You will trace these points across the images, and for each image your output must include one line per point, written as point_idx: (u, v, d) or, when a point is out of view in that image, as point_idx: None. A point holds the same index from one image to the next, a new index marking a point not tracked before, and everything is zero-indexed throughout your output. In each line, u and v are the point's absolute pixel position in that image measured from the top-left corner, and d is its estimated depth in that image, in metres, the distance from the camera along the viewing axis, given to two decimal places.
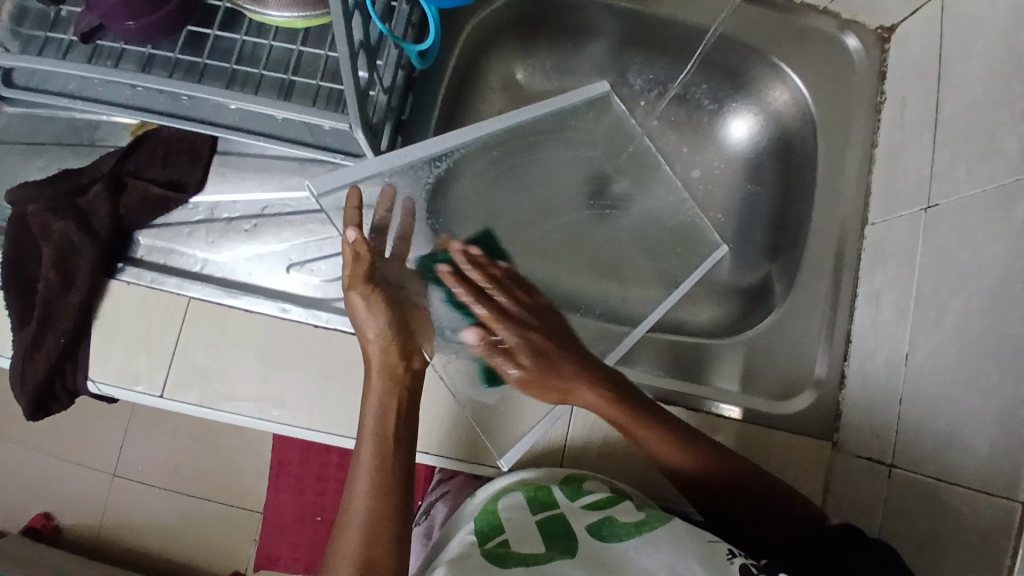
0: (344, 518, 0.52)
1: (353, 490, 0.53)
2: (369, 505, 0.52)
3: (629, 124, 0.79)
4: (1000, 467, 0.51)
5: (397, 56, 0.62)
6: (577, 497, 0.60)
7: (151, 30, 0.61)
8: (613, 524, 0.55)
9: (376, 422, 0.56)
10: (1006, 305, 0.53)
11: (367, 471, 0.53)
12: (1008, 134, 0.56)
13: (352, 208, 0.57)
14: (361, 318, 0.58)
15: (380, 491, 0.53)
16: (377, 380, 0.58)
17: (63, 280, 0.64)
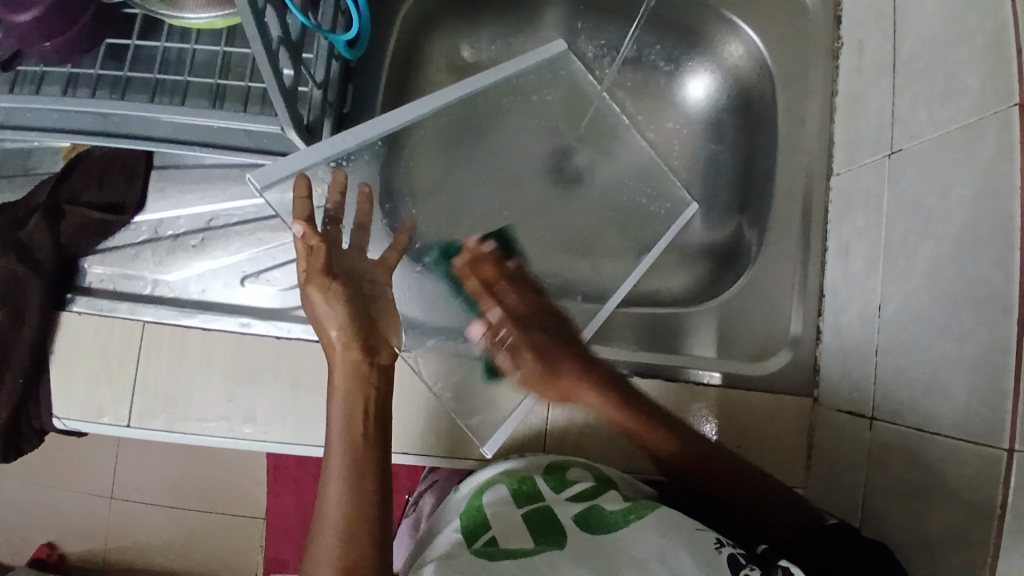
0: (319, 523, 0.51)
1: (326, 492, 0.52)
2: (344, 510, 0.51)
3: (585, 82, 0.75)
4: (980, 416, 0.50)
5: (326, 48, 0.59)
6: (562, 488, 0.60)
7: (70, 48, 0.58)
8: (600, 515, 0.54)
9: (344, 420, 0.54)
10: (975, 249, 0.51)
11: (339, 470, 0.52)
12: (968, 70, 0.53)
13: (301, 199, 0.51)
14: (319, 313, 0.55)
15: (353, 493, 0.51)
16: (340, 379, 0.55)
17: (14, 318, 0.61)
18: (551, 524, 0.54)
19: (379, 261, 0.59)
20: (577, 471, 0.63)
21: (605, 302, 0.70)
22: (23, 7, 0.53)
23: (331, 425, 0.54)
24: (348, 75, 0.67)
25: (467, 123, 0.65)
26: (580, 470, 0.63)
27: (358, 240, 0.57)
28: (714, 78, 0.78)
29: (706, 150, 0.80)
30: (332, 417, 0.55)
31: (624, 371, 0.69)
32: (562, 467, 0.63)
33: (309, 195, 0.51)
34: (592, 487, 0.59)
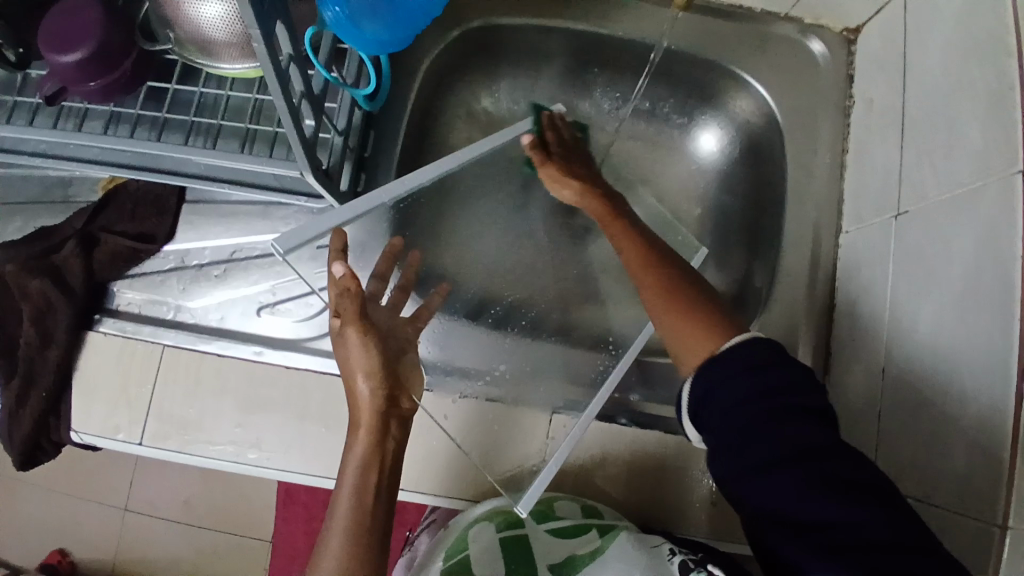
0: (315, 570, 0.52)
1: (326, 546, 0.53)
2: (341, 565, 0.51)
3: (588, 141, 0.78)
4: (977, 487, 0.49)
5: (349, 98, 0.62)
6: (543, 520, 0.70)
7: (111, 91, 0.62)
8: (575, 560, 0.68)
9: (357, 480, 0.55)
10: (975, 318, 0.51)
11: (345, 523, 0.53)
12: (971, 138, 0.54)
13: (335, 250, 0.55)
14: (348, 355, 0.55)
15: (356, 551, 0.52)
16: (366, 419, 0.56)
17: (41, 339, 0.65)
18: (525, 560, 0.68)
19: (411, 318, 0.63)
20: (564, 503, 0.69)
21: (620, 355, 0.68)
22: (69, 48, 0.58)
23: (344, 480, 0.55)
24: (370, 123, 0.70)
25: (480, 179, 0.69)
26: (567, 503, 0.69)
27: (395, 299, 0.62)
28: (724, 132, 0.80)
29: (719, 202, 0.81)
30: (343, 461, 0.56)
31: (622, 422, 0.69)
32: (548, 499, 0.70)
33: (344, 247, 0.55)
34: (574, 525, 0.68)
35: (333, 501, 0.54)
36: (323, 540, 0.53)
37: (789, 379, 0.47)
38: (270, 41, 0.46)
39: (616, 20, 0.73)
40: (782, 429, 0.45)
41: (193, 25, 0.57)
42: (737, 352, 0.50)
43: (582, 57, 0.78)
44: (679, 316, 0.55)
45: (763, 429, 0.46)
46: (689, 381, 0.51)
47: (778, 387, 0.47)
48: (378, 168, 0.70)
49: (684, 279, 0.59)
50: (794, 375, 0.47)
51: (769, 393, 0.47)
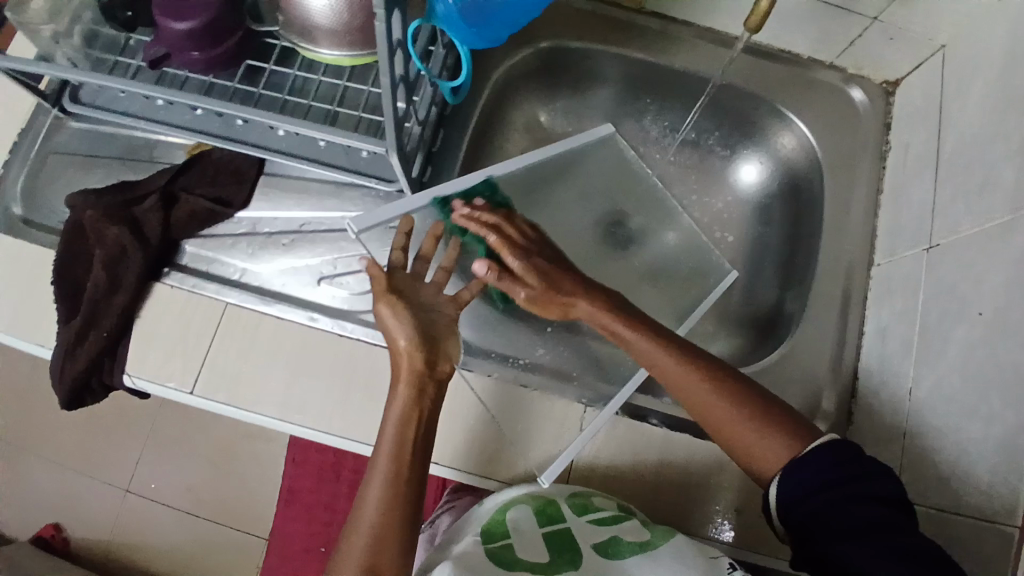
0: (355, 517, 0.55)
1: (367, 495, 0.55)
2: (378, 514, 0.54)
3: (631, 163, 0.82)
4: (1004, 493, 0.52)
5: (431, 93, 0.67)
6: (584, 512, 0.62)
7: (212, 62, 0.67)
8: (618, 544, 0.57)
9: (393, 434, 0.56)
10: (1004, 334, 0.55)
11: (383, 474, 0.55)
12: (1004, 175, 0.59)
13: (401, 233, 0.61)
14: (387, 326, 0.58)
15: (389, 504, 0.54)
16: (403, 377, 0.57)
17: (109, 282, 0.68)
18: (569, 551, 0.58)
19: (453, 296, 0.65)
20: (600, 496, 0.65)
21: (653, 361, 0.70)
22: (183, 17, 0.63)
23: (383, 434, 0.56)
24: (442, 120, 0.75)
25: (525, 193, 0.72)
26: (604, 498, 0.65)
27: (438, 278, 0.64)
28: (765, 165, 0.85)
29: (754, 232, 0.85)
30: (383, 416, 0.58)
31: (653, 422, 0.71)
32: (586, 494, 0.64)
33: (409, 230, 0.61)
34: (613, 515, 0.61)
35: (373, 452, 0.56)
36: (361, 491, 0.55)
37: (871, 471, 0.53)
38: (389, 20, 0.51)
39: (675, 52, 0.80)
40: (857, 509, 0.51)
41: (303, 11, 0.62)
42: (814, 455, 0.54)
43: (639, 85, 0.84)
44: (732, 429, 0.58)
45: (843, 511, 0.51)
46: (775, 481, 0.55)
47: (848, 472, 0.52)
48: (444, 162, 0.74)
49: (715, 367, 0.60)
50: (871, 468, 0.53)
51: (844, 478, 0.52)
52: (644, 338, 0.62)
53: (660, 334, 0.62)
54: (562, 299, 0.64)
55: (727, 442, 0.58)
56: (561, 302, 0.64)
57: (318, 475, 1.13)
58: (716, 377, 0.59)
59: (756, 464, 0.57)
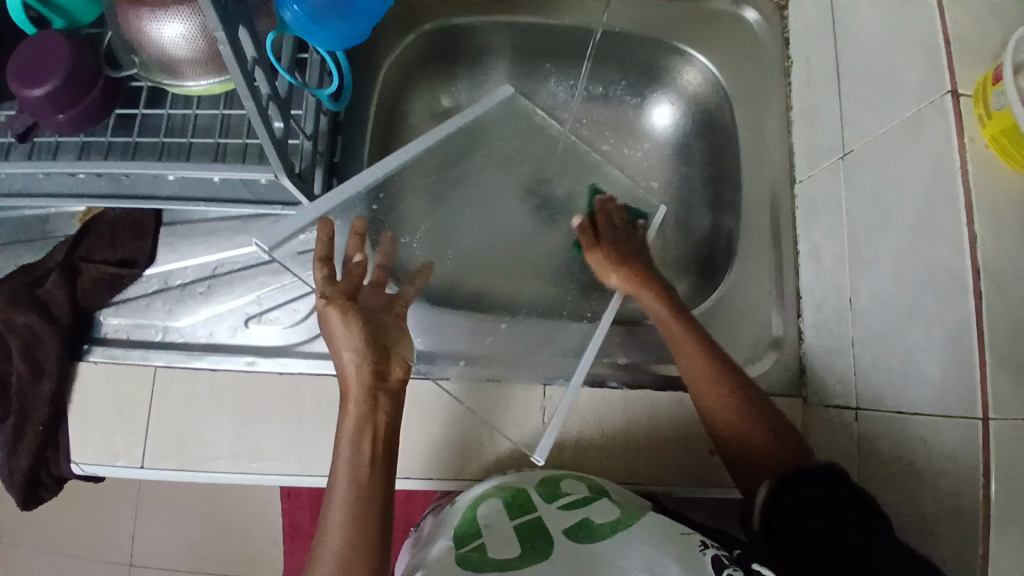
0: (320, 543, 0.53)
1: (329, 521, 0.53)
2: (343, 539, 0.52)
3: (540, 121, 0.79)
4: (955, 389, 0.52)
5: (314, 103, 0.65)
6: (553, 499, 0.63)
7: (83, 120, 0.64)
8: (590, 526, 0.58)
9: (347, 456, 0.55)
10: (928, 231, 0.55)
11: (343, 497, 0.54)
12: (902, 70, 0.59)
13: (325, 238, 0.59)
14: (336, 336, 0.57)
15: (354, 525, 0.53)
16: (349, 395, 0.56)
17: (32, 371, 0.65)
18: (540, 535, 0.58)
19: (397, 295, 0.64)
20: (568, 481, 0.65)
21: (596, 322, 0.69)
22: (37, 82, 0.59)
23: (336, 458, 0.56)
24: (337, 129, 0.72)
25: (436, 176, 0.72)
26: (573, 481, 0.65)
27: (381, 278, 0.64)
28: (676, 105, 0.83)
29: (678, 174, 0.84)
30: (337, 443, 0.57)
31: (612, 385, 0.71)
32: (555, 480, 0.65)
33: (330, 234, 0.59)
34: (584, 498, 0.63)
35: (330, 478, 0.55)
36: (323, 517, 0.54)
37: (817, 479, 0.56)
38: (234, 42, 0.48)
39: (563, 10, 0.77)
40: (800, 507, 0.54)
41: (157, 47, 0.59)
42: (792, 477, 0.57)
43: (536, 50, 0.81)
44: (718, 384, 0.63)
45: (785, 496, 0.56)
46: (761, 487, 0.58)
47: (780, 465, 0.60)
48: (348, 173, 0.72)
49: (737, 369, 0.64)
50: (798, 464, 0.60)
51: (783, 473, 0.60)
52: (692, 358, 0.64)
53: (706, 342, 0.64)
54: (682, 337, 0.65)
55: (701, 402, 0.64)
56: (678, 341, 0.65)
57: (314, 504, 1.12)
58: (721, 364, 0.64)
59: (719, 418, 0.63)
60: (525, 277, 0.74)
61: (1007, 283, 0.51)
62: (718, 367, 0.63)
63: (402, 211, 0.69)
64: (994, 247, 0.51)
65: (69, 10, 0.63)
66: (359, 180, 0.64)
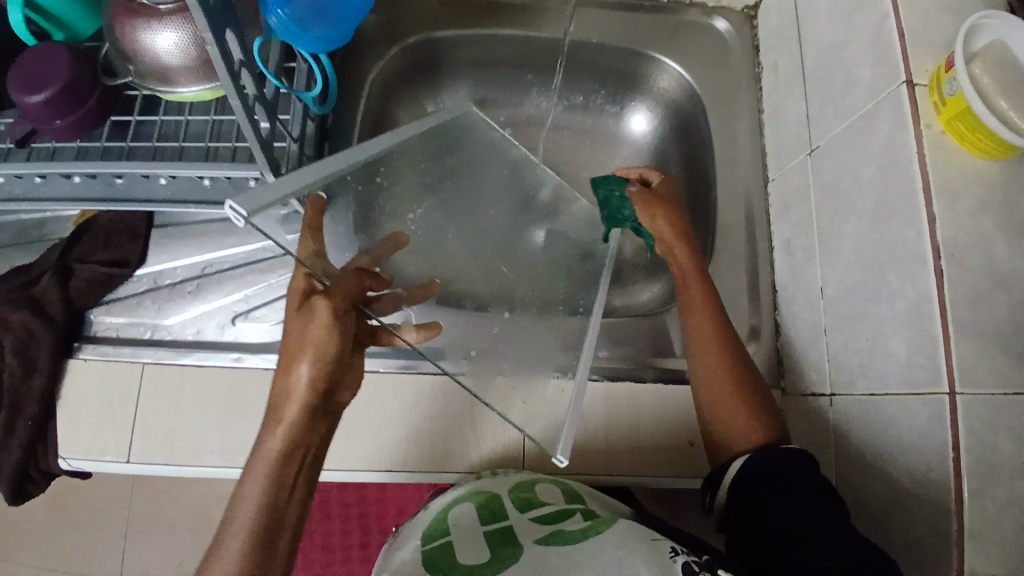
0: (210, 559, 0.50)
1: (226, 537, 0.50)
2: (237, 564, 0.49)
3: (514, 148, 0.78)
4: (921, 366, 0.53)
5: (301, 108, 0.68)
6: (527, 508, 0.63)
7: (80, 127, 0.67)
8: (562, 532, 0.57)
9: (265, 478, 0.52)
10: (890, 214, 0.57)
11: (250, 516, 0.51)
12: (860, 65, 0.61)
13: (315, 214, 0.46)
14: (307, 334, 0.51)
15: (249, 552, 0.49)
16: (292, 411, 0.54)
17: (24, 368, 0.66)
18: (510, 541, 0.58)
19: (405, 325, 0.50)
20: (543, 487, 0.66)
21: (588, 314, 0.66)
22: (37, 89, 0.62)
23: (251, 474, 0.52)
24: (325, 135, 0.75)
25: (429, 163, 0.64)
26: (548, 488, 0.66)
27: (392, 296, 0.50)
28: (654, 112, 0.86)
29: None
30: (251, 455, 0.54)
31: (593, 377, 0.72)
32: (529, 484, 0.66)
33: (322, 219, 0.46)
34: (557, 511, 0.62)
35: (239, 495, 0.52)
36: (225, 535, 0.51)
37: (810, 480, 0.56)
38: (222, 43, 0.51)
39: (542, 22, 0.81)
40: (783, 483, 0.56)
41: (152, 55, 0.62)
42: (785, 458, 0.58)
43: (516, 63, 0.85)
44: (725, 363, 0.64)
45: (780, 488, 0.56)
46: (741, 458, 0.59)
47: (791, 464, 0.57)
48: None
49: (751, 371, 0.65)
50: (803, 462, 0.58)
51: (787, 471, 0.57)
52: (710, 325, 0.66)
53: (728, 339, 0.65)
54: (707, 319, 0.66)
55: (699, 381, 0.65)
56: (707, 319, 0.66)
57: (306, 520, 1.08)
58: (734, 358, 0.64)
59: (716, 403, 0.63)
60: (533, 282, 0.65)
61: (965, 258, 0.53)
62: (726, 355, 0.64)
63: (403, 192, 0.59)
64: (950, 225, 0.53)
65: (70, 24, 0.66)
66: (354, 154, 0.53)
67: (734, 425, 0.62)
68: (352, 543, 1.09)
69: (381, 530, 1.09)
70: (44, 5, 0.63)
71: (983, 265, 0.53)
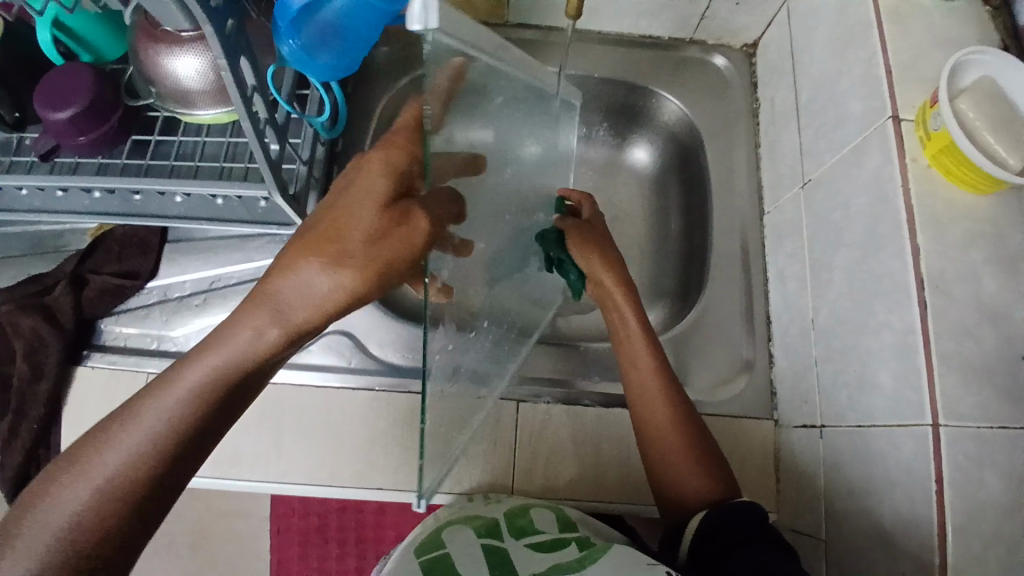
0: (111, 433, 0.41)
1: (147, 412, 0.42)
2: (138, 454, 0.40)
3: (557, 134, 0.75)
4: (906, 397, 0.53)
5: (312, 132, 0.71)
6: (521, 535, 0.62)
7: (100, 143, 0.71)
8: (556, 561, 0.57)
9: (210, 379, 0.43)
10: (878, 246, 0.58)
11: (182, 402, 0.42)
12: (850, 101, 0.63)
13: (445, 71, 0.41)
14: (375, 234, 0.45)
15: (161, 447, 0.41)
16: (293, 318, 0.45)
17: (32, 372, 0.69)
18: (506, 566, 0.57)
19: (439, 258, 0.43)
20: (539, 513, 0.65)
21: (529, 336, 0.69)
22: (61, 107, 0.66)
23: (181, 380, 0.43)
24: (333, 158, 0.78)
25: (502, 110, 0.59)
26: (542, 513, 0.65)
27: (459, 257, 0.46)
28: (654, 144, 0.88)
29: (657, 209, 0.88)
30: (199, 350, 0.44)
31: (586, 403, 0.73)
32: (524, 510, 0.65)
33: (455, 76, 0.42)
34: (552, 539, 0.61)
35: (168, 381, 0.43)
36: (106, 446, 0.40)
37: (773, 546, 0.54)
38: (235, 68, 0.54)
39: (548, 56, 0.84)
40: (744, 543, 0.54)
41: (173, 80, 0.65)
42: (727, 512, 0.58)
43: None
44: (660, 408, 0.65)
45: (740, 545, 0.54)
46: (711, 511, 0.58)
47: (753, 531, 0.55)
48: None
49: (688, 414, 0.65)
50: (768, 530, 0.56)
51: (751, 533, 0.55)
52: (648, 366, 0.66)
53: (665, 383, 0.66)
54: (641, 361, 0.67)
55: (640, 426, 0.66)
56: (641, 361, 0.67)
57: (304, 542, 1.11)
58: (671, 401, 0.65)
59: (659, 449, 0.64)
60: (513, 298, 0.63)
61: (952, 290, 0.53)
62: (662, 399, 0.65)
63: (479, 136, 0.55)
64: (936, 258, 0.54)
65: (96, 46, 0.70)
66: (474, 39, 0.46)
67: (680, 474, 0.62)
68: (348, 568, 1.08)
69: (377, 555, 1.08)
70: (69, 26, 0.66)
71: (969, 298, 0.53)
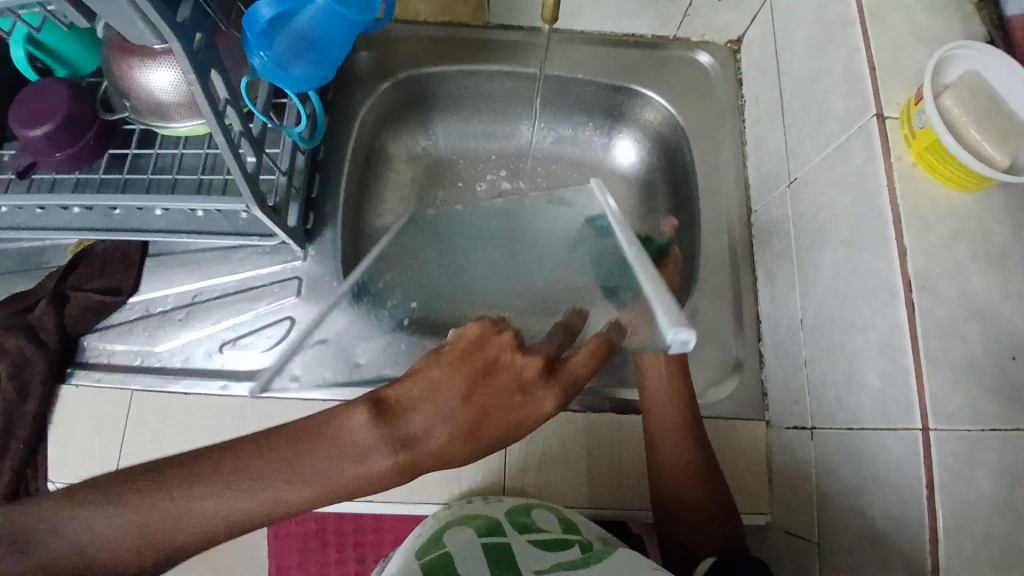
0: (175, 499, 0.43)
1: (202, 500, 0.43)
2: (193, 530, 0.43)
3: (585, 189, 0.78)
4: (894, 398, 0.53)
5: (291, 142, 0.71)
6: (524, 531, 0.61)
7: (78, 158, 0.70)
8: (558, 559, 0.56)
9: (269, 503, 0.44)
10: (864, 246, 0.57)
11: (247, 512, 0.43)
12: (832, 99, 0.62)
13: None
14: (474, 423, 0.46)
15: (212, 528, 0.44)
16: (362, 483, 0.45)
17: (18, 392, 0.68)
18: (508, 558, 0.56)
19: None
20: (541, 514, 0.64)
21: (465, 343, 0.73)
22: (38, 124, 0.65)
23: (198, 504, 0.43)
24: (315, 167, 0.78)
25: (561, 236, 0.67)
26: (545, 514, 0.65)
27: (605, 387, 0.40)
28: (641, 143, 0.88)
29: (646, 208, 0.87)
30: (239, 475, 0.44)
31: (575, 407, 0.72)
32: (525, 511, 0.64)
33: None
34: (555, 539, 0.60)
35: (236, 483, 0.44)
36: (167, 499, 0.43)
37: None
38: (206, 84, 0.53)
39: (530, 57, 0.83)
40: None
41: (147, 93, 0.64)
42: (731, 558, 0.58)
43: (504, 96, 0.87)
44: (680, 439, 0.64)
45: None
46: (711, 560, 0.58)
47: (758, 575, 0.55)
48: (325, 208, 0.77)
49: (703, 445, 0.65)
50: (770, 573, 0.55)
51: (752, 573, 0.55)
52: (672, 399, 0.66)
53: (687, 416, 0.66)
54: (665, 392, 0.66)
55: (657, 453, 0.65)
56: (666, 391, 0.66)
57: (303, 547, 1.09)
58: (692, 437, 0.65)
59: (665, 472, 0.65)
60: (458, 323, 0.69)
61: (938, 290, 0.52)
62: (682, 433, 0.65)
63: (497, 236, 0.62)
64: (922, 257, 0.53)
65: (71, 61, 0.69)
66: None
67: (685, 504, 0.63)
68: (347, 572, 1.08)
69: (376, 559, 1.08)
70: (44, 43, 0.65)
71: (955, 297, 0.52)
